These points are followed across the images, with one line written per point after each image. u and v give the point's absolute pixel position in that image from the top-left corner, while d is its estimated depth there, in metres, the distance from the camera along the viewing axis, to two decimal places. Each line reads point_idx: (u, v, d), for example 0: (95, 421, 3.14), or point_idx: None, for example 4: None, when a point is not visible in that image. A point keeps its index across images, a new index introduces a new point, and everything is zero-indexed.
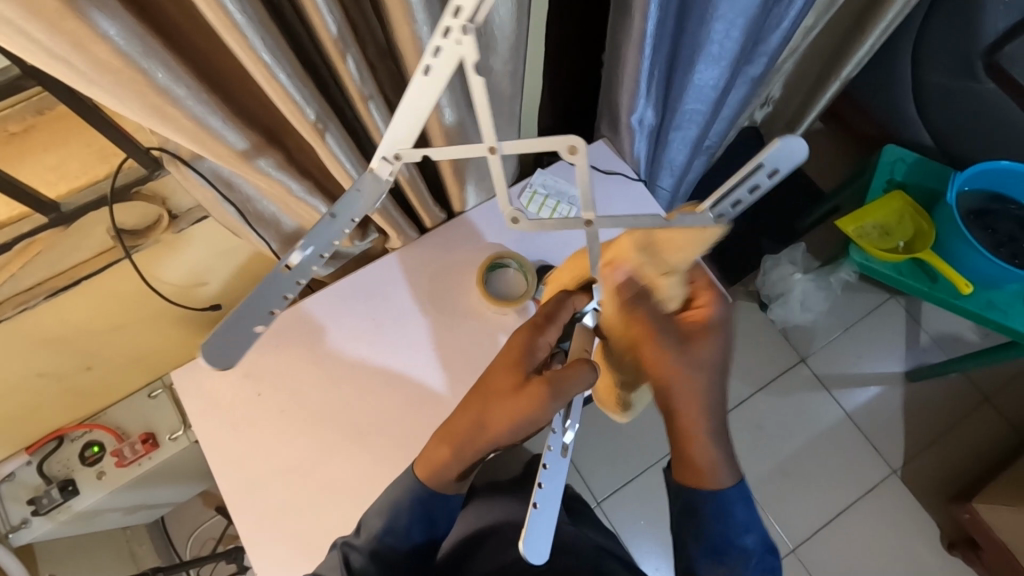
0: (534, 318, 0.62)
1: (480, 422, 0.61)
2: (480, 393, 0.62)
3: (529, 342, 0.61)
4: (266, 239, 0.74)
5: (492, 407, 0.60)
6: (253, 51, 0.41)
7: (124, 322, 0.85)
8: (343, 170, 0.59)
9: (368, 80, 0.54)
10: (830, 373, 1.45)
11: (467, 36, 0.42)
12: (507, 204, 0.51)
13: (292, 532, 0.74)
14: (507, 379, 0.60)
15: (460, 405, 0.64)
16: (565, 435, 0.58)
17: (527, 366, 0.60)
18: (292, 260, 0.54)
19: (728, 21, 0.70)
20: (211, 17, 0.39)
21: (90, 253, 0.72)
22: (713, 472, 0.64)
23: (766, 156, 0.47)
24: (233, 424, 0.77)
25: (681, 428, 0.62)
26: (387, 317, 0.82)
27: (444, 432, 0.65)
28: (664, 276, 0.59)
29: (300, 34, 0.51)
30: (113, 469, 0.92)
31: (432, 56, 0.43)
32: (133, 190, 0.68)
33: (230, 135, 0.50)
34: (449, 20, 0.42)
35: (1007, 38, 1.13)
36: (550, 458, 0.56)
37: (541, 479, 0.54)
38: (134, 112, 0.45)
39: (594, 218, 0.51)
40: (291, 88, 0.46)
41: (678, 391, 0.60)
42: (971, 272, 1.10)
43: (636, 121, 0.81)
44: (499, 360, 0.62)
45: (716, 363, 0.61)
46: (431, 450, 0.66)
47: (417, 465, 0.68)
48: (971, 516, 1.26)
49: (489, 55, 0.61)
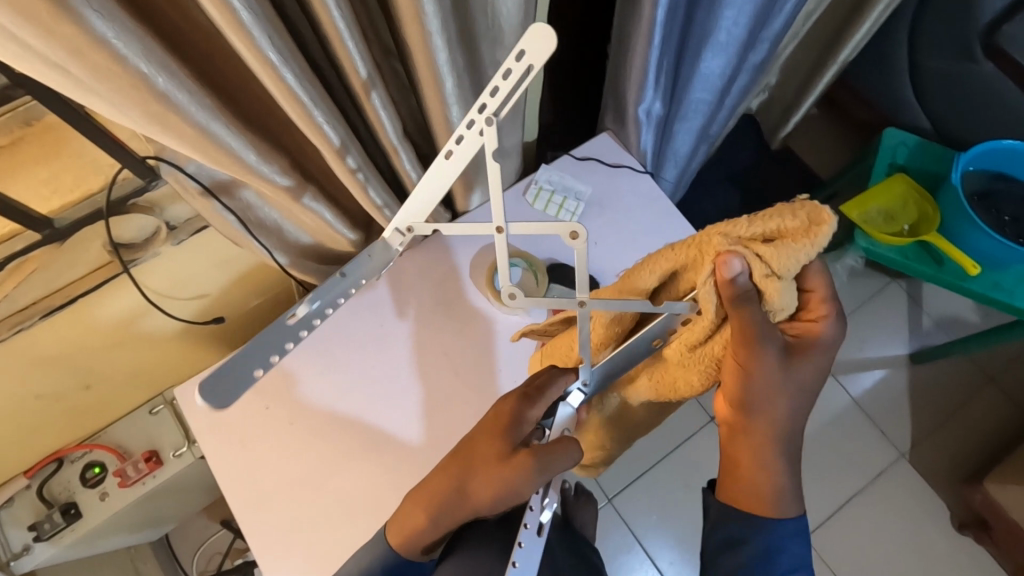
0: (526, 387, 0.59)
1: (460, 486, 0.57)
2: (460, 460, 0.58)
3: (517, 413, 0.57)
4: (268, 248, 0.71)
5: (475, 474, 0.56)
6: (260, 52, 0.39)
7: (122, 338, 0.82)
8: (351, 174, 0.57)
9: (374, 76, 0.51)
10: (834, 359, 1.45)
11: (490, 127, 0.45)
12: (505, 284, 0.52)
13: (303, 550, 0.71)
14: (493, 448, 0.56)
15: (441, 466, 0.60)
16: (543, 513, 0.54)
17: (513, 437, 0.56)
18: (298, 310, 0.54)
19: (738, 8, 0.68)
20: (215, 16, 0.36)
21: (86, 270, 0.69)
22: (773, 500, 0.57)
23: None
24: (241, 439, 0.75)
25: (749, 444, 0.57)
26: (395, 323, 0.80)
27: (420, 492, 0.60)
28: (771, 280, 0.49)
29: (301, 30, 0.48)
30: (115, 490, 0.88)
31: (455, 142, 0.49)
32: (130, 203, 0.65)
33: (234, 141, 0.48)
34: (475, 115, 0.46)
35: (1003, 18, 1.12)
36: (526, 537, 0.52)
37: (516, 555, 0.51)
38: (133, 120, 0.42)
39: (588, 301, 0.54)
40: (298, 88, 0.44)
41: (767, 406, 0.55)
42: (976, 253, 1.09)
43: (643, 112, 0.79)
44: (484, 426, 0.58)
45: (807, 386, 0.56)
46: (407, 513, 0.60)
47: (390, 531, 0.61)
48: (983, 497, 1.26)
49: (498, 51, 0.59)
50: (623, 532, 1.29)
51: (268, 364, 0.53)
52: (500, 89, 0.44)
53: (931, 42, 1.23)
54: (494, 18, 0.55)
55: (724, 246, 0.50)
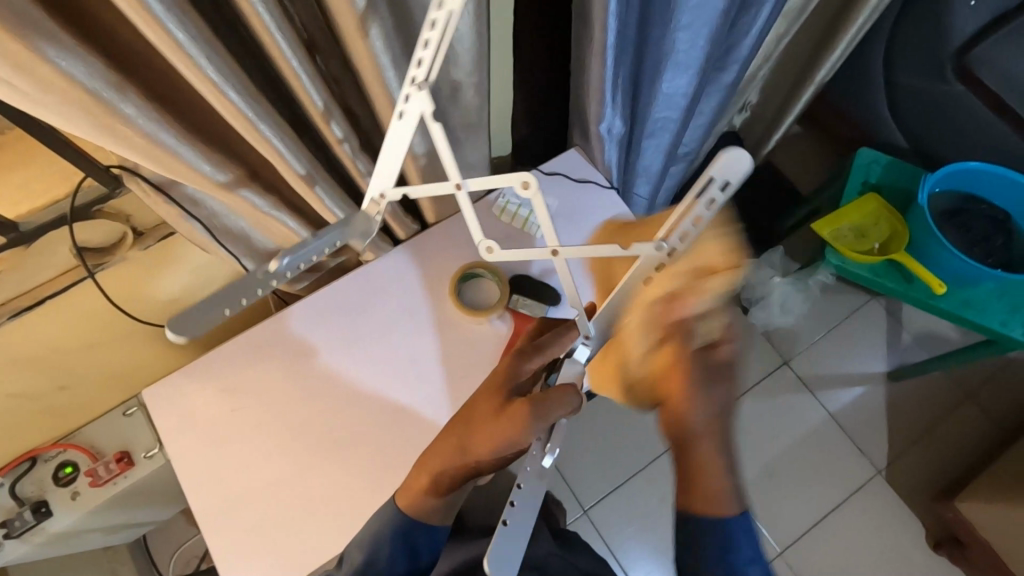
0: (522, 347, 0.66)
1: (461, 447, 0.62)
2: (464, 413, 0.64)
3: (513, 367, 0.64)
4: (232, 252, 0.74)
5: (472, 431, 0.61)
6: (198, 68, 0.42)
7: (96, 339, 0.83)
8: (300, 179, 0.59)
9: (321, 89, 0.53)
10: (813, 375, 1.46)
11: (422, 92, 0.49)
12: (480, 240, 0.57)
13: (266, 550, 0.73)
14: (491, 404, 0.61)
15: (442, 432, 0.65)
16: (545, 457, 0.61)
17: (509, 390, 0.62)
18: (271, 266, 0.57)
19: (693, 30, 0.70)
20: (147, 28, 0.39)
21: (55, 272, 0.71)
22: (721, 500, 0.57)
23: (714, 170, 0.53)
24: (207, 443, 0.76)
25: (688, 450, 0.58)
26: (372, 326, 0.81)
27: (423, 462, 0.64)
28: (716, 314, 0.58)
29: (248, 44, 0.51)
30: (86, 490, 0.90)
31: (403, 103, 0.51)
32: (94, 210, 0.66)
33: (184, 150, 0.51)
34: (415, 71, 0.49)
35: (973, 41, 1.14)
36: (524, 481, 0.59)
37: (515, 497, 0.58)
38: (83, 130, 0.45)
39: (560, 249, 0.58)
40: (239, 101, 0.47)
41: (698, 420, 0.56)
42: (944, 272, 1.10)
43: (604, 130, 0.81)
44: (483, 388, 0.64)
45: (725, 399, 0.57)
46: (417, 479, 0.64)
47: (399, 495, 0.65)
48: (955, 515, 1.27)
49: (451, 68, 0.63)
50: (600, 543, 1.30)
51: (236, 304, 0.57)
52: (432, 40, 0.48)
53: (903, 63, 1.26)
54: None
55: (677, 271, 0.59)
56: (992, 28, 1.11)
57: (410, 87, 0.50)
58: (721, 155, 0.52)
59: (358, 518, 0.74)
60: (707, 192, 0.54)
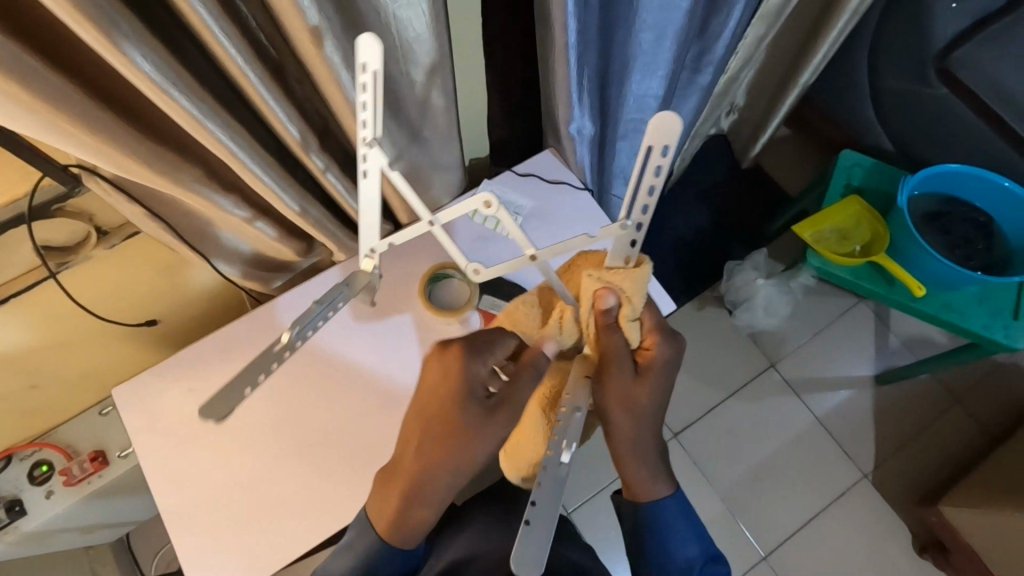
0: (466, 356, 0.60)
1: (450, 470, 0.60)
2: (426, 431, 0.61)
3: (466, 386, 0.59)
4: (193, 248, 0.75)
5: (457, 456, 0.59)
6: (128, 59, 0.44)
7: (67, 339, 0.84)
8: (247, 171, 0.60)
9: (268, 84, 0.55)
10: (799, 379, 1.45)
11: (375, 147, 0.53)
12: (465, 264, 0.61)
13: (231, 552, 0.73)
14: (466, 426, 0.59)
15: (412, 461, 0.62)
16: (562, 455, 0.57)
17: (475, 408, 0.59)
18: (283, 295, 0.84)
19: (656, 31, 0.71)
20: (71, 18, 0.40)
21: (17, 271, 0.69)
22: (646, 491, 0.68)
23: (652, 138, 0.50)
24: (173, 442, 0.76)
25: (615, 451, 0.67)
26: (352, 322, 0.82)
27: (404, 490, 0.63)
28: (629, 318, 0.62)
29: (189, 39, 0.52)
30: (61, 489, 0.91)
31: (363, 163, 0.54)
32: (54, 207, 0.63)
33: (128, 146, 0.52)
34: (364, 133, 0.52)
35: (956, 43, 1.15)
36: (544, 478, 0.55)
37: (535, 496, 0.55)
38: (27, 129, 0.45)
39: (537, 253, 0.59)
40: (171, 90, 0.48)
41: (618, 421, 0.64)
42: (924, 275, 1.10)
43: (575, 131, 0.83)
44: (442, 411, 0.60)
45: (653, 400, 0.63)
46: (395, 506, 0.64)
47: (379, 525, 0.65)
48: (939, 519, 1.25)
49: (413, 68, 0.63)
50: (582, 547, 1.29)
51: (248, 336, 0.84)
52: (369, 100, 0.50)
53: (889, 67, 1.25)
54: (399, 39, 0.59)
55: (591, 287, 0.62)
56: (976, 29, 1.12)
57: (364, 148, 0.53)
58: (652, 122, 0.50)
59: (322, 516, 0.74)
60: (646, 180, 0.53)
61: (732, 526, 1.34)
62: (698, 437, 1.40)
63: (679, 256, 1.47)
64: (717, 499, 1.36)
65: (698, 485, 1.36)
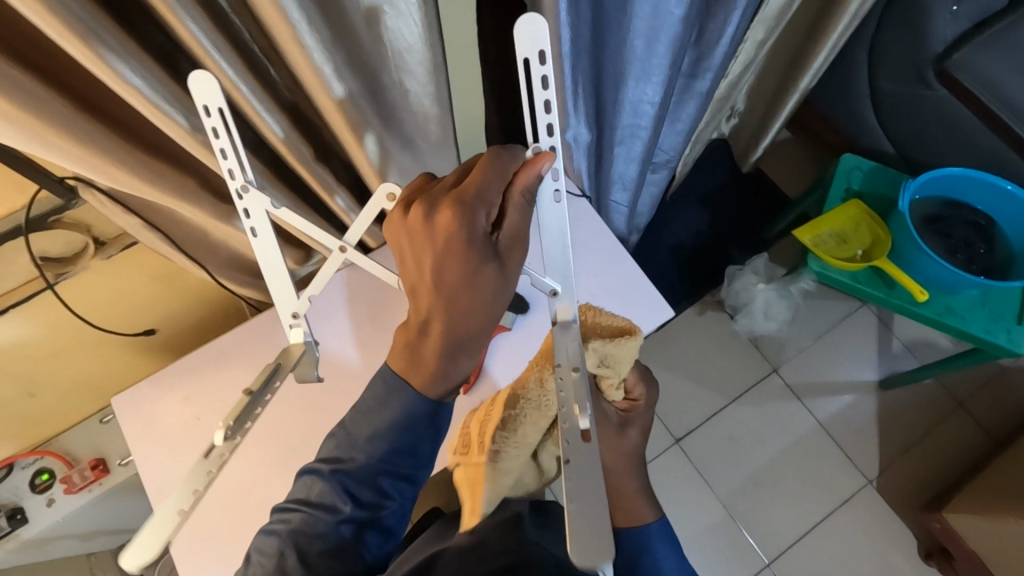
0: (460, 196, 0.52)
1: (479, 306, 0.53)
2: (440, 300, 0.53)
3: (468, 219, 0.51)
4: (189, 256, 0.76)
5: (480, 291, 0.53)
6: (121, 77, 0.45)
7: (67, 350, 0.85)
8: None
9: (260, 96, 0.56)
10: (800, 383, 1.44)
11: (252, 191, 0.56)
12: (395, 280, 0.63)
13: (226, 561, 0.72)
14: (473, 262, 0.52)
15: (438, 310, 0.54)
16: (583, 420, 0.53)
17: (479, 243, 0.52)
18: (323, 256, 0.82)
19: (647, 38, 0.71)
20: (63, 40, 0.41)
21: (15, 283, 0.69)
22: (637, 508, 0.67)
23: (521, 50, 0.50)
24: (168, 450, 0.77)
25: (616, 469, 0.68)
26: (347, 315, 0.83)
27: (441, 337, 0.55)
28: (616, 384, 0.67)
29: (182, 52, 0.53)
30: (62, 496, 0.92)
31: (248, 218, 0.58)
32: (50, 220, 0.64)
33: (119, 159, 0.53)
34: (233, 182, 0.55)
35: (954, 46, 1.12)
36: (570, 450, 0.51)
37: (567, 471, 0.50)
38: (19, 145, 0.47)
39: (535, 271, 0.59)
40: (160, 103, 0.49)
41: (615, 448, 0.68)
42: (924, 278, 1.10)
43: (571, 137, 0.86)
44: (451, 254, 0.52)
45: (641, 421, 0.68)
46: (430, 360, 0.56)
47: (415, 379, 0.58)
48: (942, 526, 1.24)
49: (405, 78, 0.63)
50: None
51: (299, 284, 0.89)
52: (223, 145, 0.53)
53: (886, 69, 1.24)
54: (390, 51, 0.59)
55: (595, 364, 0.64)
56: (975, 31, 1.09)
57: (241, 195, 0.56)
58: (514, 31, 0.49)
59: None
60: (539, 118, 0.53)
61: (733, 530, 1.33)
62: (698, 442, 1.40)
63: (679, 260, 1.48)
64: (717, 504, 1.35)
65: (697, 487, 1.36)
